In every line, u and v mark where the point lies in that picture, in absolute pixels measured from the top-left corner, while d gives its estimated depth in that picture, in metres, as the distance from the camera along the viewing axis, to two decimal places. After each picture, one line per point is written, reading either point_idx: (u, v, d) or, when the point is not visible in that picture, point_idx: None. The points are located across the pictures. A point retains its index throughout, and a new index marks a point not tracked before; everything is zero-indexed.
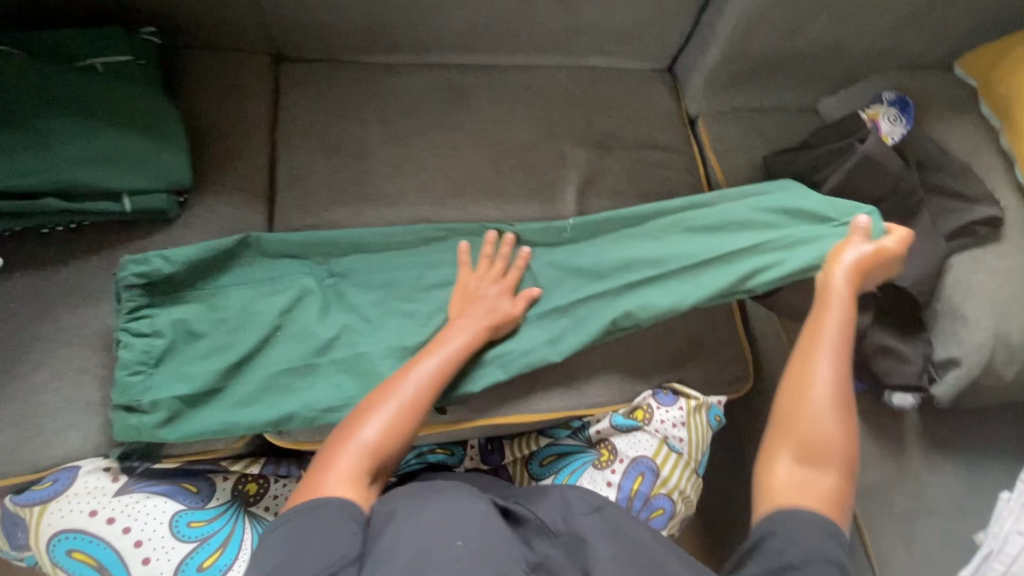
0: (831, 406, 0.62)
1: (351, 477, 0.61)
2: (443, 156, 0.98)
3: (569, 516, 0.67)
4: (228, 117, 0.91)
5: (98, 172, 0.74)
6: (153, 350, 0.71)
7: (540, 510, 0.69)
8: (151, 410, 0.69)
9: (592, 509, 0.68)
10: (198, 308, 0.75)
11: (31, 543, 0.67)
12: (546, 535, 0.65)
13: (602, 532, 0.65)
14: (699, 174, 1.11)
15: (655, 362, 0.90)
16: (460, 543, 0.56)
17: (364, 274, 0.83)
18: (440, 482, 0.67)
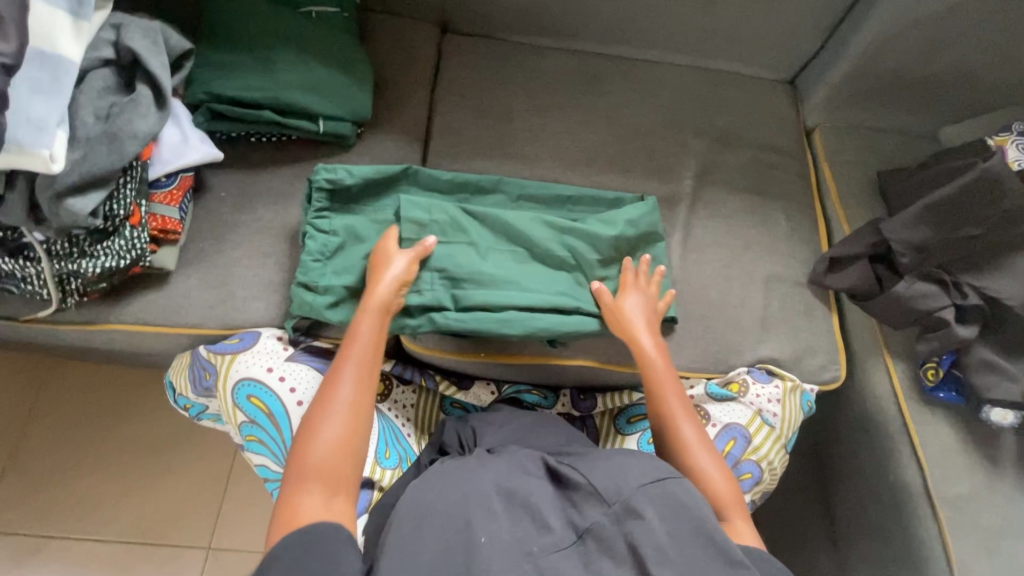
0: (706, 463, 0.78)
1: (321, 498, 0.65)
2: (576, 129, 1.08)
3: (625, 486, 0.67)
4: (400, 71, 1.06)
5: (306, 96, 0.88)
6: (329, 245, 0.83)
7: (591, 474, 0.69)
8: (323, 292, 0.81)
9: (650, 480, 0.67)
10: (364, 218, 0.86)
11: (219, 385, 0.80)
12: (596, 500, 0.66)
13: (657, 505, 0.64)
14: (811, 181, 1.15)
15: (748, 342, 0.98)
16: (484, 543, 0.60)
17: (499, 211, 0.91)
18: (470, 466, 0.71)
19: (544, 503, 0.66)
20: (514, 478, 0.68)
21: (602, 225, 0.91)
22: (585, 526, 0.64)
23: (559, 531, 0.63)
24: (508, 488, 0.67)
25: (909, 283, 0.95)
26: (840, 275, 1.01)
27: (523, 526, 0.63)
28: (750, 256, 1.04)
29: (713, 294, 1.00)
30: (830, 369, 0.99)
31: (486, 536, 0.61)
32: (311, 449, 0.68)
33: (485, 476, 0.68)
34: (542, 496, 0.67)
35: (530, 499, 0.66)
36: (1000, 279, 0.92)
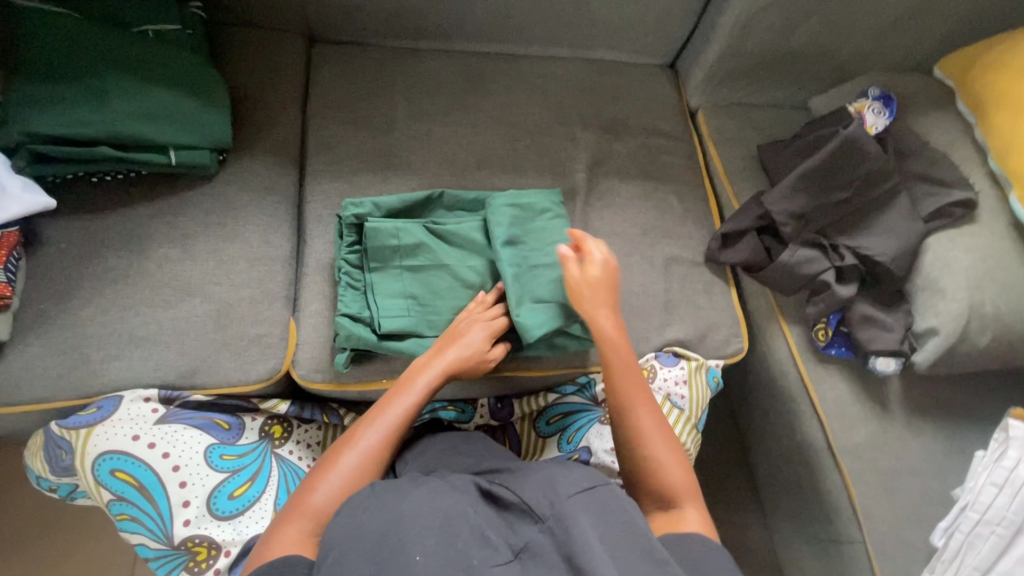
0: (669, 464, 0.73)
1: (301, 536, 0.63)
2: (463, 133, 1.05)
3: (557, 498, 0.64)
4: (266, 88, 0.98)
5: (150, 126, 0.80)
6: (378, 278, 0.83)
7: (523, 490, 0.66)
8: (359, 323, 0.81)
9: (579, 489, 0.64)
10: (416, 243, 0.85)
11: (77, 463, 0.72)
12: (529, 517, 0.63)
13: (586, 514, 0.61)
14: (699, 161, 1.19)
15: (655, 327, 0.99)
16: (418, 559, 0.55)
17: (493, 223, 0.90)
18: (402, 483, 0.66)
19: (480, 521, 0.61)
20: (446, 496, 0.63)
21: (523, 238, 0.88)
22: (520, 545, 0.61)
23: (497, 548, 0.59)
24: (442, 507, 0.61)
25: (793, 251, 0.99)
26: (732, 251, 1.05)
27: (460, 538, 0.58)
28: (648, 242, 1.06)
29: (615, 285, 1.00)
30: (733, 342, 1.03)
31: (420, 553, 0.56)
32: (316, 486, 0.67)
33: (415, 495, 0.62)
34: (478, 515, 0.62)
35: (468, 517, 0.61)
36: (870, 236, 0.98)
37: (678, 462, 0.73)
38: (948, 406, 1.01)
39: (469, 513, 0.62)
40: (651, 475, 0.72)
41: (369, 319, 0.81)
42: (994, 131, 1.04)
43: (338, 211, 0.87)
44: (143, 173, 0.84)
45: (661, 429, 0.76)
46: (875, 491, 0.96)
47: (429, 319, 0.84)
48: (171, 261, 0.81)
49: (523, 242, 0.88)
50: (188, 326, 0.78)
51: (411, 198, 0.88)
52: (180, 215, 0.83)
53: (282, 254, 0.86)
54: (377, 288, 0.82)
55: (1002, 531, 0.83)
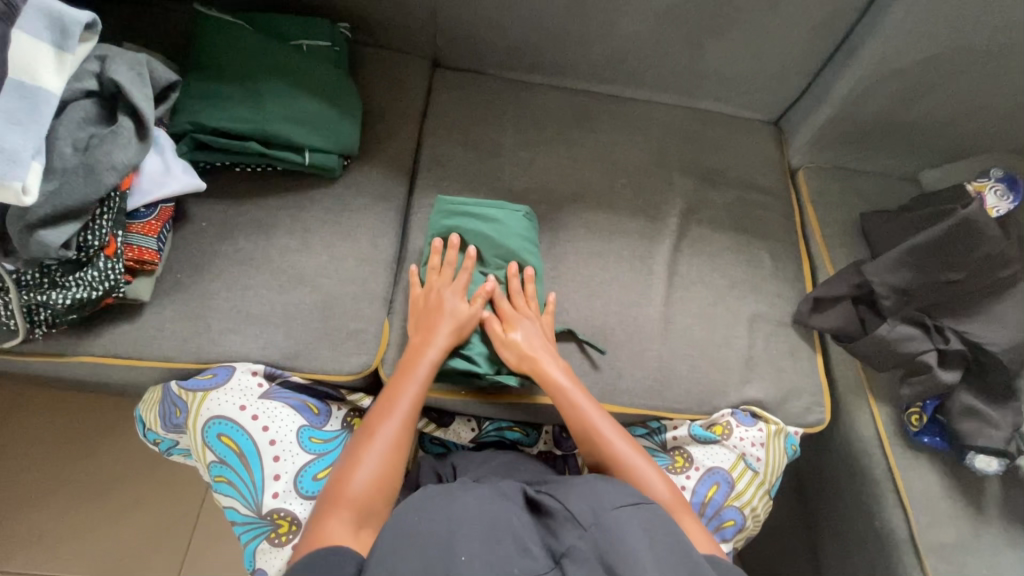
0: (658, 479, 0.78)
1: (348, 523, 0.67)
2: (564, 165, 1.09)
3: (602, 510, 0.65)
4: (390, 105, 1.06)
5: (294, 128, 0.89)
6: None
7: (568, 499, 0.68)
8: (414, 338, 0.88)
9: (625, 504, 0.66)
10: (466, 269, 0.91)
11: (189, 422, 0.79)
12: (572, 524, 0.65)
13: (631, 527, 0.63)
14: (795, 221, 1.16)
15: (734, 383, 0.97)
16: (464, 558, 0.58)
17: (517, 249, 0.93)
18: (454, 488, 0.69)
19: (523, 529, 0.64)
20: (496, 505, 0.66)
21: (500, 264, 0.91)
22: (562, 551, 0.62)
23: (539, 557, 0.61)
24: (489, 511, 0.65)
25: (891, 326, 0.95)
26: (824, 316, 1.02)
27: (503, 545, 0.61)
28: (735, 295, 1.04)
29: (697, 333, 0.99)
30: (815, 412, 0.98)
31: (466, 552, 0.58)
32: (347, 479, 0.70)
33: (465, 500, 0.66)
34: (522, 522, 0.65)
35: (512, 522, 0.64)
36: (979, 323, 0.93)
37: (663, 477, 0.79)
38: None
39: (513, 519, 0.64)
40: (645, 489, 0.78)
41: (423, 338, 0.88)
42: None
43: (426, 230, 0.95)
44: (278, 169, 0.92)
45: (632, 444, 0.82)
46: None
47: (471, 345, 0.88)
48: (291, 251, 0.88)
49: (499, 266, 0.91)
50: (297, 312, 0.84)
51: (434, 225, 0.93)
52: (303, 210, 0.91)
53: (386, 257, 0.92)
54: None
55: None
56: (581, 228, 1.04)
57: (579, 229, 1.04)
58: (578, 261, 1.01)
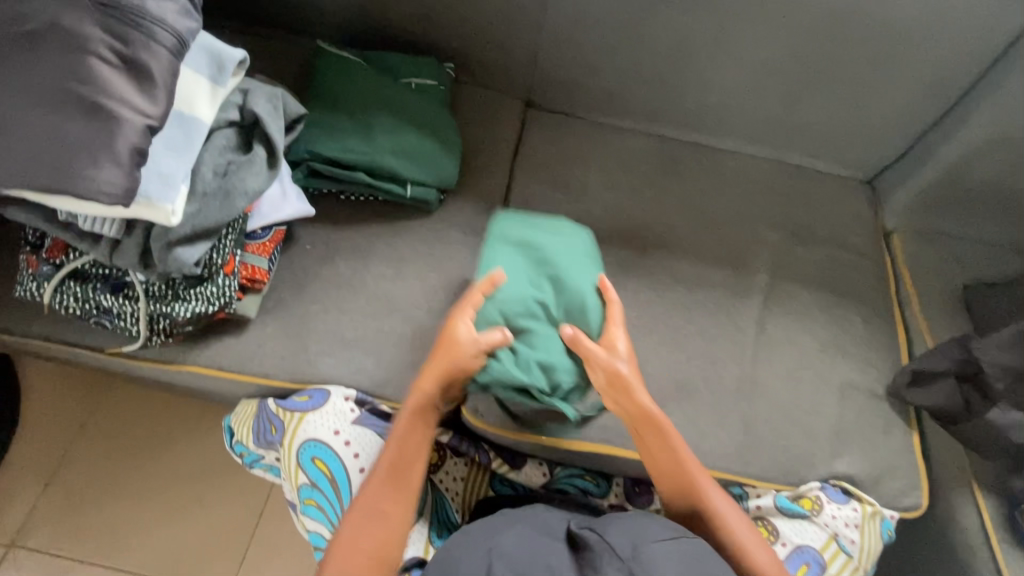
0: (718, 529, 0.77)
1: None
2: (651, 212, 1.08)
3: (639, 542, 0.63)
4: (485, 142, 1.09)
5: (398, 161, 0.92)
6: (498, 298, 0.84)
7: (606, 531, 0.66)
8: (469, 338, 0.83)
9: (665, 538, 0.65)
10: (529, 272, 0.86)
11: (285, 442, 0.81)
12: (612, 557, 0.62)
13: (672, 562, 0.62)
14: (890, 285, 1.11)
15: (823, 454, 0.92)
16: None
17: (584, 261, 0.88)
18: (488, 523, 0.68)
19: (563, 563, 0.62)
20: (537, 541, 0.65)
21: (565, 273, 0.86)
22: None
23: None
24: (528, 550, 0.63)
25: (1003, 411, 0.88)
26: (922, 392, 0.96)
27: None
28: (825, 360, 1.00)
29: (784, 397, 0.95)
30: (911, 495, 0.92)
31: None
32: (353, 544, 0.70)
33: (500, 537, 0.65)
34: (560, 561, 0.62)
35: (550, 562, 0.61)
36: None
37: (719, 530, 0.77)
38: None
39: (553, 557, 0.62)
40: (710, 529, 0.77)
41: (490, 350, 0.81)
42: None
43: (491, 230, 0.90)
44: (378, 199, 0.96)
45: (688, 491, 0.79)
46: None
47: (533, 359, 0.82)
48: (385, 279, 0.90)
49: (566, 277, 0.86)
50: (388, 340, 0.86)
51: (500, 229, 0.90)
52: (399, 240, 0.94)
53: None
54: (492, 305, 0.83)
55: None
56: (666, 277, 1.02)
57: (664, 278, 1.02)
58: (662, 310, 0.99)
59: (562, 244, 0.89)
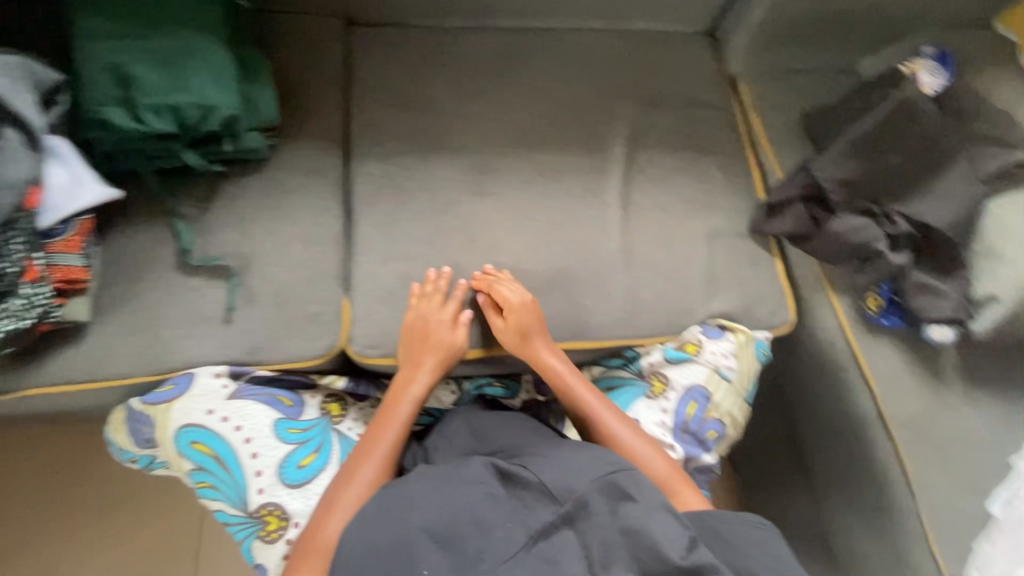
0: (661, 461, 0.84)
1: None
2: (502, 109, 1.04)
3: (576, 482, 0.70)
4: (309, 73, 1.00)
5: (214, 89, 0.80)
6: (111, 74, 0.77)
7: (543, 472, 0.72)
8: (117, 100, 0.77)
9: (604, 473, 0.71)
10: (167, 45, 0.79)
11: (160, 436, 0.79)
12: (547, 499, 0.70)
13: (606, 497, 0.68)
14: (741, 131, 1.15)
15: (700, 302, 0.98)
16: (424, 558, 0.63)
17: (190, 7, 0.82)
18: (414, 481, 0.71)
19: (495, 516, 0.67)
20: (457, 499, 0.68)
21: (157, 40, 0.79)
22: (538, 528, 0.66)
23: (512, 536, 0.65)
24: (457, 502, 0.67)
25: (842, 219, 0.98)
26: (780, 221, 1.03)
27: (472, 545, 0.64)
28: (691, 215, 1.04)
29: (659, 258, 0.99)
30: (780, 314, 1.01)
31: (429, 567, 0.62)
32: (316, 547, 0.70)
33: (428, 487, 0.70)
34: (488, 501, 0.68)
35: (476, 506, 0.67)
36: (926, 202, 0.95)
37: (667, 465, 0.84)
38: None
39: (481, 508, 0.67)
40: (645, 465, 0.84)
41: (120, 66, 0.77)
42: None
43: None
44: (195, 148, 0.84)
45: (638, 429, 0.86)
46: (929, 461, 0.92)
47: (177, 127, 0.80)
48: (230, 245, 0.84)
49: (181, 46, 0.80)
50: (249, 306, 0.82)
51: None
52: (237, 199, 0.87)
53: (334, 235, 0.90)
54: (145, 84, 0.77)
55: None
56: (528, 172, 1.01)
57: (527, 175, 1.01)
58: (531, 205, 0.98)
59: (192, 8, 0.82)
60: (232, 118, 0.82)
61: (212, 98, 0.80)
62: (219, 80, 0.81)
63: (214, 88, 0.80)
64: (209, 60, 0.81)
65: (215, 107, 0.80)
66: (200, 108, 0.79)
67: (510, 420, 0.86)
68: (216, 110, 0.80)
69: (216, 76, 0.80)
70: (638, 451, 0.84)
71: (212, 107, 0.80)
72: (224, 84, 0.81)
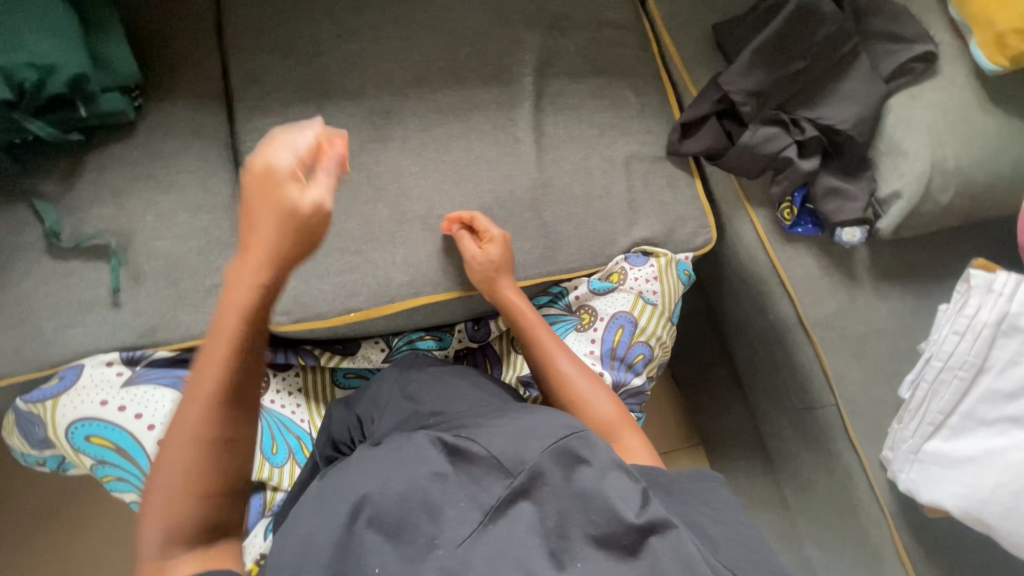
0: (605, 405, 0.81)
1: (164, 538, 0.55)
2: (397, 46, 0.97)
3: (530, 449, 0.62)
4: (172, 22, 0.89)
5: (53, 46, 0.71)
6: None
7: (493, 442, 0.63)
8: None
9: (561, 436, 0.63)
10: None
11: (50, 436, 0.73)
12: (500, 472, 0.61)
13: (563, 462, 0.60)
14: (653, 50, 1.12)
15: (622, 230, 0.97)
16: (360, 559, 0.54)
17: None
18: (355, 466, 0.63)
19: (448, 498, 0.58)
20: (393, 484, 0.59)
21: None
22: (493, 503, 0.58)
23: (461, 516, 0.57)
24: (394, 486, 0.59)
25: (754, 131, 0.97)
26: (693, 140, 1.02)
27: (422, 531, 0.56)
28: (607, 142, 1.02)
29: (577, 189, 0.97)
30: (702, 234, 1.01)
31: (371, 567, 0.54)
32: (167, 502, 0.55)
33: (367, 471, 0.61)
34: (433, 481, 0.60)
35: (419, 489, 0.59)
36: (832, 105, 0.96)
37: (612, 408, 0.81)
38: (919, 268, 1.00)
39: (431, 491, 0.59)
40: (588, 409, 0.81)
41: None
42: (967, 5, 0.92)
43: None
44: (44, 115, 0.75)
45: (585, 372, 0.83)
46: (847, 357, 0.96)
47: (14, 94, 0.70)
48: (105, 221, 0.77)
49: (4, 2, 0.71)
50: (138, 284, 0.76)
51: None
52: (105, 170, 0.79)
53: (225, 200, 0.83)
54: None
55: (965, 373, 0.82)
56: (432, 112, 0.95)
57: (432, 115, 0.95)
58: (439, 148, 0.93)
59: None
60: (81, 78, 0.73)
61: (53, 57, 0.71)
62: (56, 36, 0.72)
63: (52, 45, 0.71)
64: (41, 14, 0.72)
65: (58, 66, 0.71)
66: (39, 69, 0.70)
67: (453, 384, 0.78)
68: (59, 69, 0.72)
69: (53, 32, 0.72)
70: (587, 396, 0.81)
71: (53, 67, 0.71)
72: (64, 40, 0.72)
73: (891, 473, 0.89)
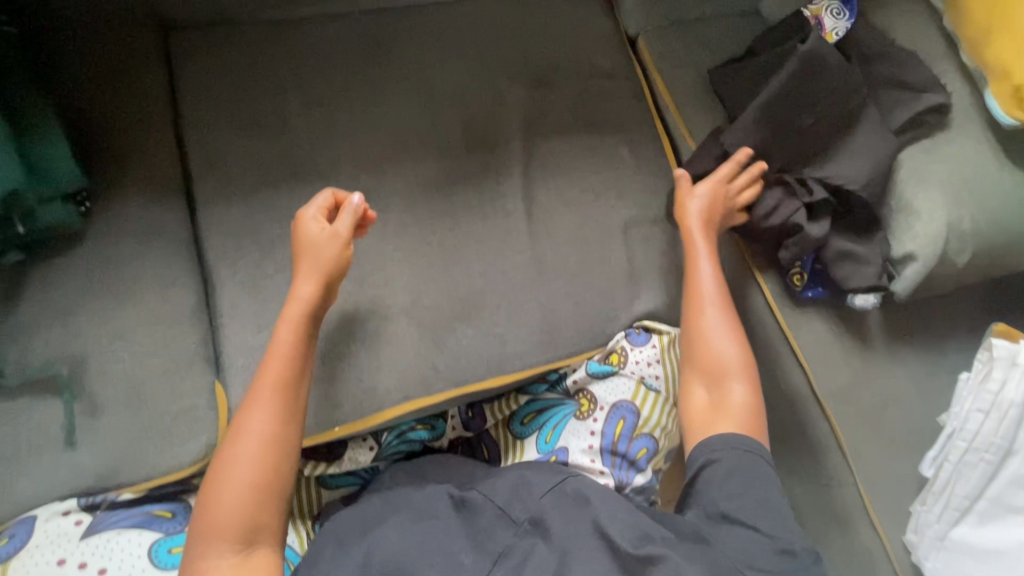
0: (731, 343, 0.76)
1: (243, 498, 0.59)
2: (372, 116, 0.89)
3: (528, 501, 0.62)
4: (121, 105, 0.80)
5: None
6: None
7: (492, 491, 0.64)
8: None
9: (550, 487, 0.63)
10: None
11: None
12: (503, 522, 0.61)
13: (562, 508, 0.61)
14: (648, 98, 1.04)
15: (624, 304, 0.91)
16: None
17: None
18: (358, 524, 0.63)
19: (460, 546, 0.58)
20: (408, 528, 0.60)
21: None
22: (500, 550, 0.58)
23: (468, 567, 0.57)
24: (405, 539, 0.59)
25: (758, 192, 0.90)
26: None
27: None
28: (603, 206, 0.95)
29: (573, 263, 0.91)
30: None
31: None
32: (214, 514, 0.58)
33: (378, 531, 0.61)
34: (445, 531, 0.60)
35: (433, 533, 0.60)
36: (842, 161, 0.89)
37: (742, 349, 0.76)
38: (934, 329, 0.95)
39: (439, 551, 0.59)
40: (709, 345, 0.77)
41: None
42: (982, 56, 0.87)
43: None
44: None
45: (728, 309, 0.79)
46: (863, 429, 0.91)
47: None
48: (56, 346, 0.69)
49: None
50: (96, 419, 0.68)
51: None
52: (51, 290, 0.71)
53: (189, 308, 0.75)
54: None
55: (990, 457, 0.78)
56: (414, 189, 0.88)
57: (414, 191, 0.88)
58: (422, 228, 0.86)
59: None
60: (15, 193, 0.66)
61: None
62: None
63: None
64: None
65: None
66: None
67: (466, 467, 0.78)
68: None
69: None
70: (707, 333, 0.77)
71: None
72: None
73: (915, 558, 0.85)
